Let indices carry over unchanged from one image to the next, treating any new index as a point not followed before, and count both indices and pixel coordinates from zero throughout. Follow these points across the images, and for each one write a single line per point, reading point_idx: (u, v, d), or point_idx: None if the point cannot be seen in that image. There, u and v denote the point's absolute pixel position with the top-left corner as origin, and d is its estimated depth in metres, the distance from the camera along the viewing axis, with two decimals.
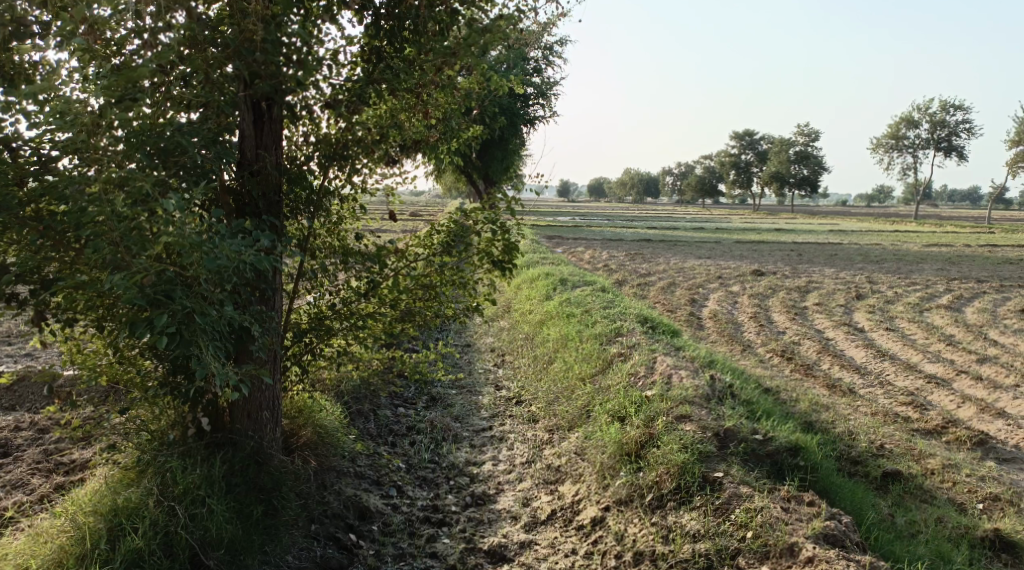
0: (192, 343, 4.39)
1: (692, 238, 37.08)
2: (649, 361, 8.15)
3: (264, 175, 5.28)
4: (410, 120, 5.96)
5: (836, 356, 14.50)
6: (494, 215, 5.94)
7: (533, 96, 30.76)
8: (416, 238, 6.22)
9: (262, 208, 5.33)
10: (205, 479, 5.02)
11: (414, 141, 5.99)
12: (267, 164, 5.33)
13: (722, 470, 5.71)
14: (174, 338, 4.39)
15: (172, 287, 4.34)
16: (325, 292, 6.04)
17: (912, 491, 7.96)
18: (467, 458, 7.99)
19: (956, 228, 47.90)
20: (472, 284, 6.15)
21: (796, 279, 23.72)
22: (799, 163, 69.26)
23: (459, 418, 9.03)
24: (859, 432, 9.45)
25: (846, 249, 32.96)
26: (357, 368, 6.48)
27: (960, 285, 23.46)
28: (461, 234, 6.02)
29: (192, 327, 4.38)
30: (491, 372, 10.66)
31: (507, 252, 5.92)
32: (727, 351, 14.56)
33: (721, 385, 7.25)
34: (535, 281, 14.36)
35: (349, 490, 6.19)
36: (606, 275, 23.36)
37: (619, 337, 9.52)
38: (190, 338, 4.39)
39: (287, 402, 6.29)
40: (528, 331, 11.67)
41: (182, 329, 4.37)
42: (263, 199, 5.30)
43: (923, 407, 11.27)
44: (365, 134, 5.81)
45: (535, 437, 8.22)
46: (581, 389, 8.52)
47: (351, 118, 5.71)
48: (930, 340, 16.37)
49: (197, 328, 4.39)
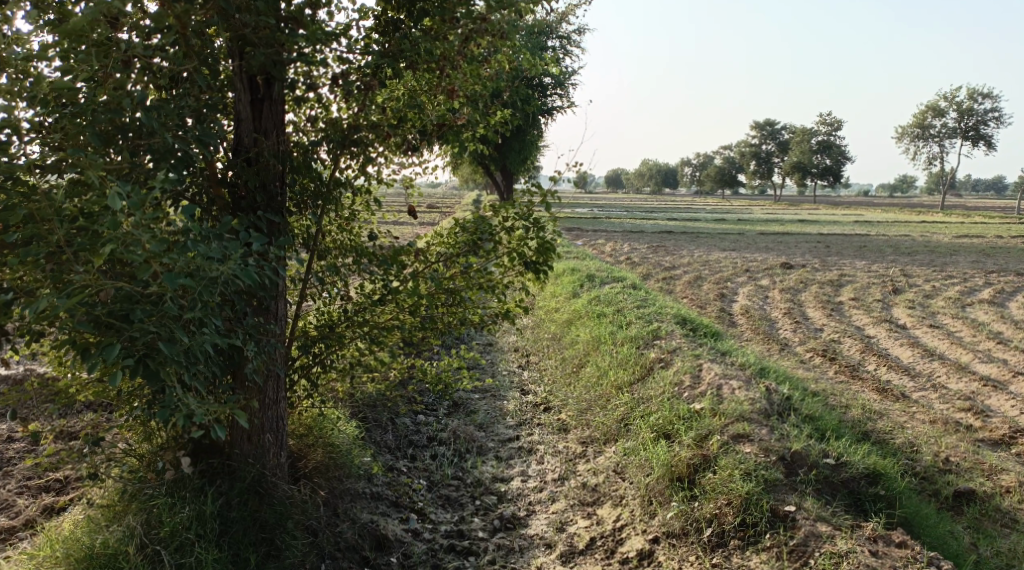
0: (163, 374, 3.72)
1: (715, 229, 36.12)
2: (694, 368, 7.40)
3: (265, 162, 4.50)
4: (432, 103, 5.26)
5: (881, 356, 13.66)
6: (530, 208, 5.19)
7: (551, 85, 30.04)
8: (439, 236, 5.49)
9: (261, 201, 4.54)
10: (195, 519, 4.31)
11: (435, 124, 5.32)
12: (267, 149, 4.56)
13: (794, 504, 4.99)
14: (140, 370, 3.72)
15: (131, 307, 3.67)
16: (336, 298, 5.31)
17: (989, 514, 7.19)
18: (493, 474, 7.26)
19: (985, 219, 46.72)
20: (503, 288, 5.43)
21: (828, 272, 22.80)
22: (822, 153, 67.99)
23: (483, 427, 8.30)
24: (920, 443, 8.67)
25: (876, 240, 31.99)
26: (373, 382, 5.76)
27: (1000, 277, 22.53)
28: (490, 230, 5.29)
29: (159, 356, 3.71)
30: (516, 375, 9.92)
31: (545, 252, 5.19)
32: (762, 350, 13.77)
33: (778, 398, 6.50)
34: (560, 277, 13.59)
35: (364, 517, 5.45)
36: (630, 268, 22.52)
37: (657, 340, 8.76)
38: (158, 368, 3.72)
39: (292, 421, 5.54)
40: (554, 330, 10.94)
41: (146, 357, 3.70)
42: (262, 191, 4.52)
43: (984, 414, 10.46)
44: (380, 118, 5.11)
45: (568, 450, 7.49)
46: (617, 398, 7.77)
47: (364, 99, 5.00)
48: (978, 337, 15.52)
49: (166, 357, 3.70)
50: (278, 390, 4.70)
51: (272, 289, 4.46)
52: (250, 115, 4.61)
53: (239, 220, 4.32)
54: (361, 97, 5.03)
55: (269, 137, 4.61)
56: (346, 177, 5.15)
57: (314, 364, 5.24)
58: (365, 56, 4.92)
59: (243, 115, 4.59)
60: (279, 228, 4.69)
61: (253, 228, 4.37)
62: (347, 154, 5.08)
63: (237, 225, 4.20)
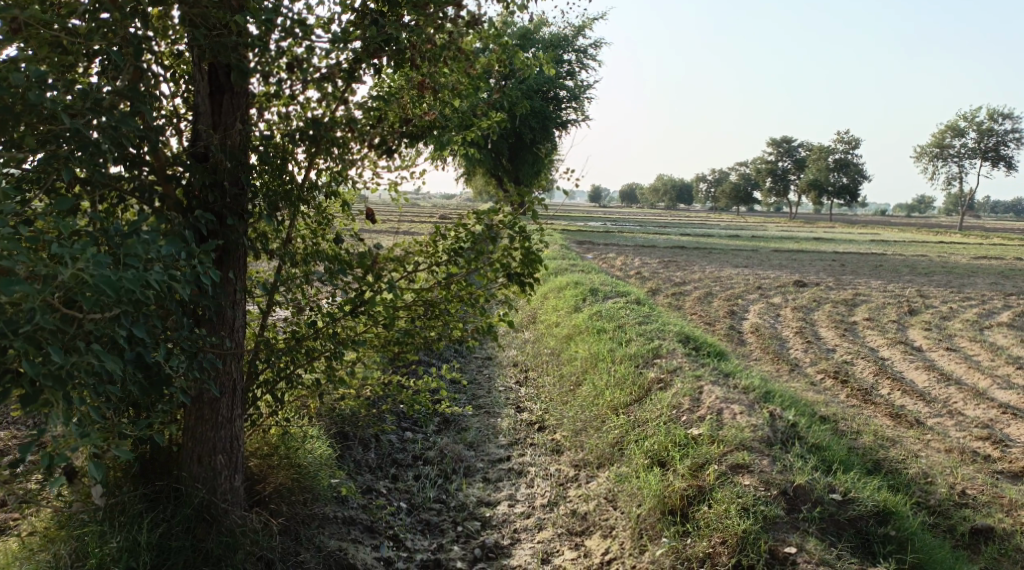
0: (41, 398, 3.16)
1: (729, 245, 35.65)
2: (695, 390, 6.95)
3: (214, 158, 4.06)
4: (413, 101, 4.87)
5: (895, 379, 13.16)
6: (514, 216, 4.79)
7: (565, 98, 29.84)
8: (418, 243, 5.08)
9: (214, 202, 4.09)
10: (126, 551, 3.93)
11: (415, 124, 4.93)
12: (219, 144, 4.12)
13: (795, 545, 4.57)
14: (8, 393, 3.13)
15: None
16: (304, 307, 4.90)
17: (1008, 554, 6.73)
18: (478, 498, 6.84)
19: (1003, 241, 45.99)
20: (485, 301, 5.04)
21: (842, 292, 22.28)
22: (839, 171, 67.43)
23: (473, 446, 7.89)
24: (934, 474, 8.20)
25: (893, 260, 31.44)
26: (345, 399, 5.35)
27: (1018, 300, 21.95)
28: (471, 239, 4.89)
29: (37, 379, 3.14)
30: (512, 391, 9.50)
31: (529, 265, 4.78)
32: (771, 371, 13.32)
33: (782, 425, 6.06)
34: (563, 290, 13.18)
35: (332, 544, 5.02)
36: (640, 283, 22.08)
37: (657, 359, 8.32)
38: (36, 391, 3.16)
39: (255, 440, 5.12)
40: (554, 345, 10.53)
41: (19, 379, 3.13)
42: (213, 190, 4.07)
43: (1003, 444, 9.95)
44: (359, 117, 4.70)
45: (560, 474, 7.07)
46: (613, 420, 7.34)
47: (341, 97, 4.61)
48: (996, 361, 15.00)
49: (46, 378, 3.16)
50: (235, 407, 4.27)
51: (222, 301, 4.03)
52: (210, 109, 4.24)
53: (181, 221, 3.91)
54: (337, 94, 4.65)
55: (225, 132, 4.19)
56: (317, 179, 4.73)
57: (276, 380, 4.82)
58: (343, 51, 4.52)
59: (201, 108, 4.23)
60: (236, 231, 4.21)
61: (199, 232, 3.92)
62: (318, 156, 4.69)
63: (175, 227, 3.78)
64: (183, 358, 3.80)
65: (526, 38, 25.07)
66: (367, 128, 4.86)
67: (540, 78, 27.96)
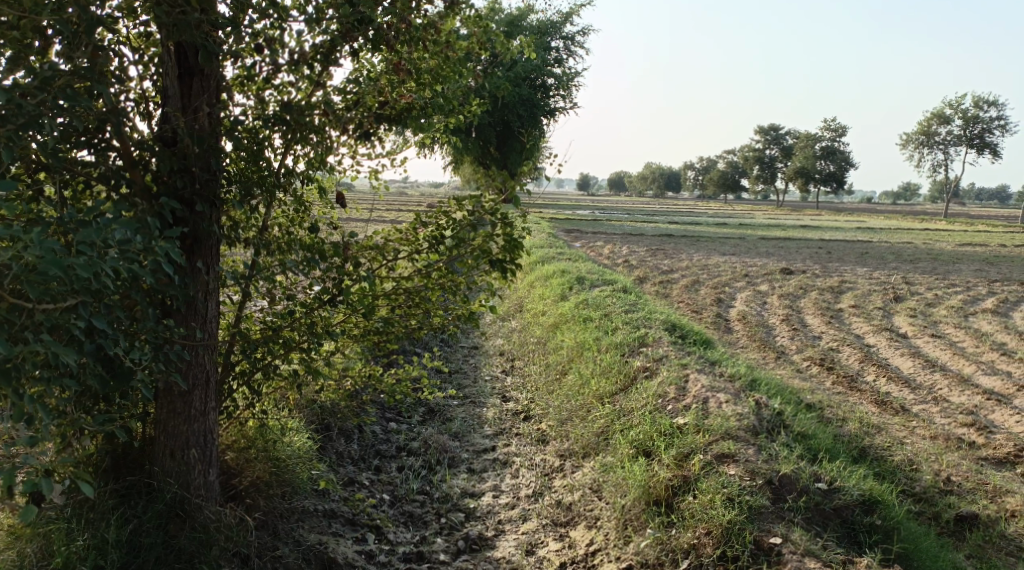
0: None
1: (716, 233, 35.64)
2: (681, 379, 6.89)
3: (181, 142, 3.95)
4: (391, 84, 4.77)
5: (881, 366, 13.17)
6: (495, 202, 4.70)
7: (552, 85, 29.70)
8: (397, 231, 4.98)
9: (181, 187, 3.99)
10: (93, 549, 3.84)
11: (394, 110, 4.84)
12: (187, 128, 4.02)
13: (780, 535, 4.52)
14: None
15: None
16: (282, 297, 4.80)
17: (993, 541, 6.72)
18: (462, 489, 6.77)
19: (987, 228, 46.22)
20: (466, 288, 4.95)
21: (828, 279, 22.30)
22: (826, 159, 67.54)
23: (458, 436, 7.82)
24: (920, 461, 8.19)
25: (879, 247, 31.51)
26: (324, 390, 5.26)
27: (1003, 286, 22.03)
28: (451, 226, 4.80)
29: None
30: (497, 381, 9.43)
31: (511, 251, 4.70)
32: (758, 359, 13.30)
33: (768, 414, 6.01)
34: (549, 279, 13.11)
35: (312, 538, 4.94)
36: (627, 272, 22.03)
37: (643, 348, 8.26)
38: None
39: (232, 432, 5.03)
40: (540, 334, 10.46)
41: None
42: (181, 175, 3.96)
43: (988, 430, 9.96)
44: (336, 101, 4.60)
45: (545, 464, 7.02)
46: (598, 410, 7.28)
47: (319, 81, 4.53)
48: (981, 348, 15.04)
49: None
50: (209, 400, 4.18)
51: (191, 290, 3.93)
52: (179, 92, 4.15)
53: (146, 207, 3.81)
54: (313, 78, 4.55)
55: (194, 115, 4.09)
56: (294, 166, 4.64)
57: (253, 370, 4.73)
58: (319, 34, 4.42)
59: (170, 91, 4.15)
60: (207, 218, 4.11)
61: (165, 218, 3.81)
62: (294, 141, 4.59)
63: (138, 214, 3.68)
64: (148, 350, 3.69)
65: (513, 25, 24.90)
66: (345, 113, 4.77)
67: (527, 65, 27.81)
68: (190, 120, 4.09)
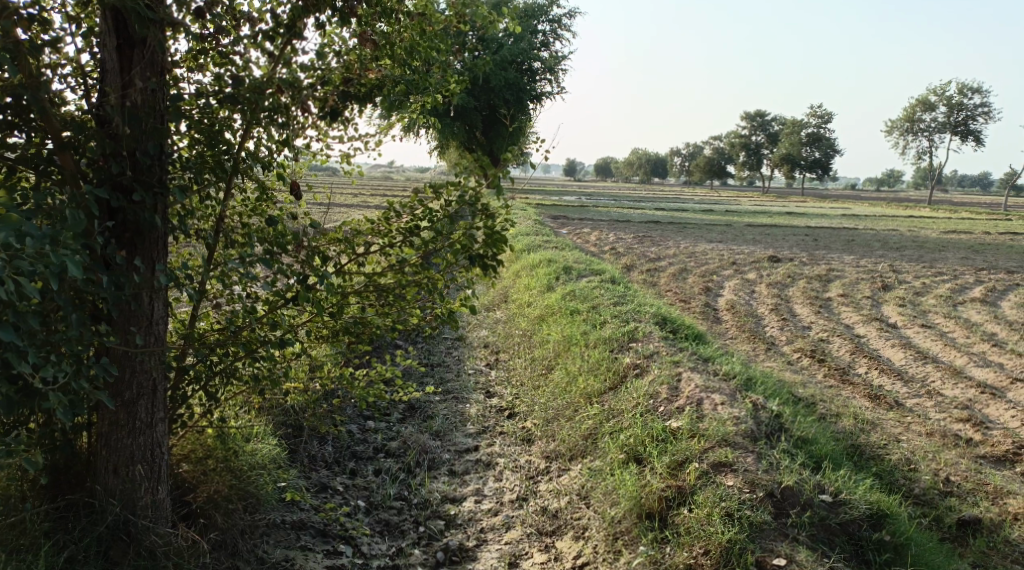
0: None
1: (701, 220, 35.34)
2: (673, 377, 6.54)
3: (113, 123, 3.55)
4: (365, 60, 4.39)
5: (872, 358, 12.90)
6: (476, 191, 4.31)
7: (541, 70, 29.75)
8: (369, 221, 4.60)
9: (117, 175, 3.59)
10: None
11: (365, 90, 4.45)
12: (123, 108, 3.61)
13: (785, 556, 4.22)
14: None
15: None
16: (240, 292, 4.42)
17: (997, 547, 6.43)
18: (443, 493, 6.40)
19: (970, 215, 46.21)
20: (445, 285, 4.58)
21: (816, 267, 22.03)
22: (812, 146, 67.33)
23: (439, 435, 7.45)
24: (917, 460, 7.91)
25: (865, 234, 31.28)
26: (290, 394, 4.88)
27: (990, 274, 21.84)
28: (428, 217, 4.42)
29: None
30: (481, 375, 9.06)
31: (494, 246, 4.32)
32: (748, 351, 12.99)
33: (766, 417, 5.69)
34: (535, 268, 12.72)
35: (277, 554, 4.63)
36: (614, 260, 21.67)
37: (633, 343, 7.90)
38: None
39: (187, 441, 4.66)
40: (525, 326, 10.10)
41: None
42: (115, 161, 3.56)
43: (984, 426, 9.70)
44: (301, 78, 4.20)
45: (530, 466, 6.67)
46: (586, 410, 6.93)
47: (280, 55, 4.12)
48: (972, 338, 14.81)
49: None
50: (156, 410, 3.85)
51: (127, 293, 3.57)
52: (118, 66, 3.73)
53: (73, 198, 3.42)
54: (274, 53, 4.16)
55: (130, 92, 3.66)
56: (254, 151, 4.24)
57: (209, 373, 4.35)
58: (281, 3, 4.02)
59: (108, 65, 3.72)
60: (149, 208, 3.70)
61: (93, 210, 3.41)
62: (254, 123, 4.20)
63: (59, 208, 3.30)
64: (68, 366, 3.34)
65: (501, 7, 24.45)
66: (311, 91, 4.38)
67: (514, 49, 27.33)
68: (126, 98, 3.67)
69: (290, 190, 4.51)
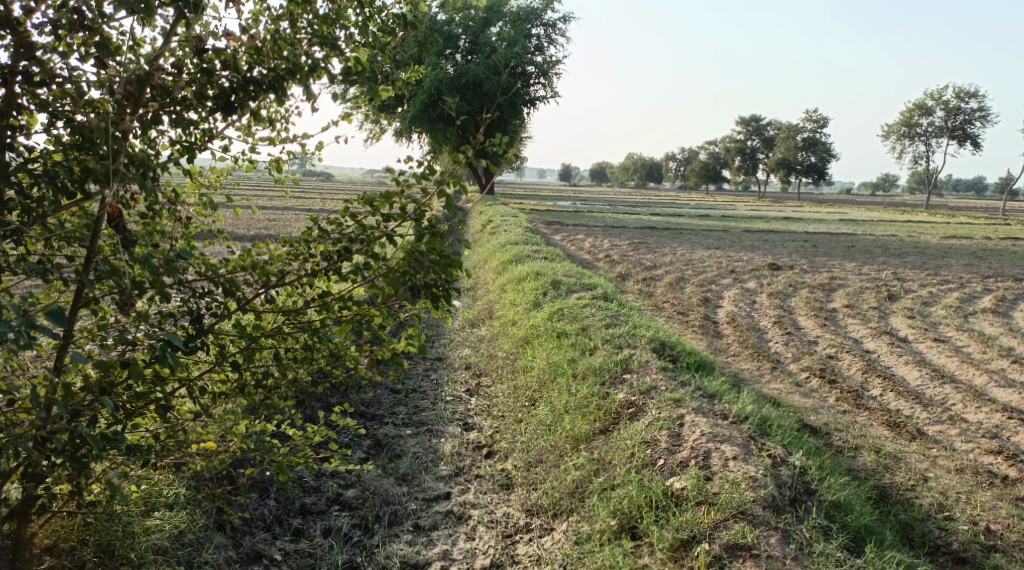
0: None
1: (697, 226, 34.27)
2: (675, 421, 5.52)
3: None
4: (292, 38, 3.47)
5: (886, 377, 11.91)
6: (422, 204, 3.46)
7: (534, 74, 29.19)
8: (283, 243, 3.63)
9: None
10: None
11: (272, 65, 3.47)
12: None
13: None
14: None
15: None
16: (111, 335, 3.36)
17: None
18: (402, 557, 5.28)
19: (967, 220, 45.35)
20: (386, 322, 3.65)
21: (818, 275, 21.03)
22: (808, 150, 66.44)
23: (405, 479, 6.27)
24: (951, 505, 6.92)
25: (865, 240, 30.33)
26: (192, 464, 3.92)
27: (996, 282, 20.89)
28: (362, 237, 3.50)
29: None
30: (460, 403, 7.98)
31: (443, 269, 3.47)
32: (752, 371, 12.01)
33: (788, 476, 4.75)
34: (521, 282, 11.70)
35: None
36: (608, 268, 20.64)
37: (627, 375, 6.90)
38: None
39: (53, 531, 4.03)
40: (508, 348, 9.08)
41: None
42: None
43: (1018, 460, 8.72)
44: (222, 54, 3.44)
45: (507, 522, 5.60)
46: (572, 457, 5.94)
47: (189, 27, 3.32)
48: (988, 353, 13.84)
49: None
50: None
51: None
52: None
53: None
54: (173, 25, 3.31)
55: None
56: (146, 139, 3.45)
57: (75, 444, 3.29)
58: None
59: None
60: None
61: None
62: (145, 101, 3.39)
63: None
64: None
65: None
66: (232, 76, 3.48)
67: (507, 51, 26.45)
68: None
69: (105, 219, 3.25)
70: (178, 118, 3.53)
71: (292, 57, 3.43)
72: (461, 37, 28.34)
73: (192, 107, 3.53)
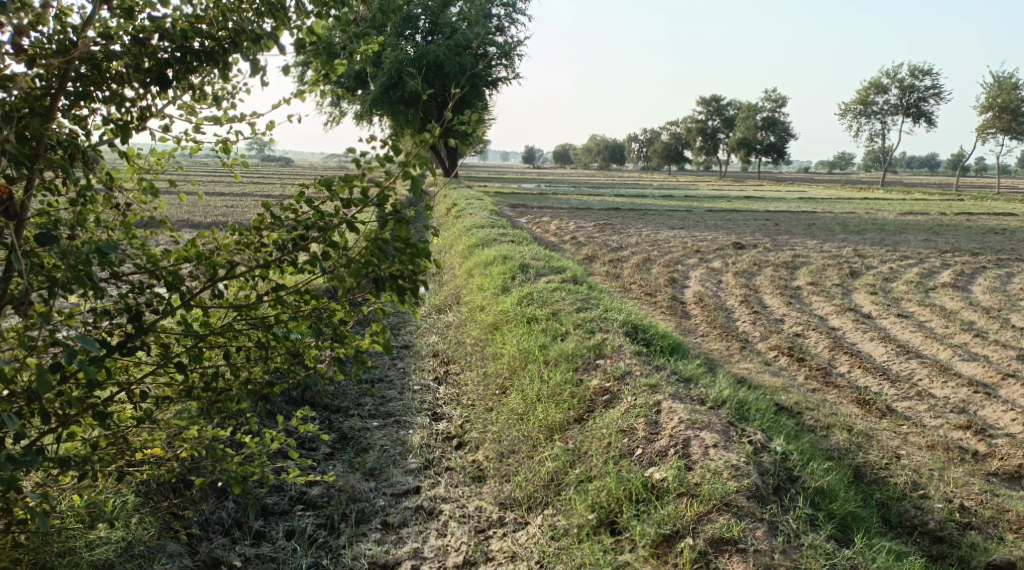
0: None
1: (660, 206, 34.17)
2: (652, 408, 5.35)
3: None
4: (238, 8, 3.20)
5: (853, 354, 11.88)
6: (385, 188, 3.22)
7: (495, 56, 28.85)
8: (234, 231, 3.37)
9: None
10: None
11: (214, 36, 3.22)
12: None
13: None
14: None
15: None
16: (42, 334, 3.08)
17: None
18: (371, 558, 5.05)
19: (923, 195, 45.81)
20: (348, 316, 3.41)
21: (781, 253, 21.04)
22: (767, 129, 66.80)
23: (372, 473, 6.03)
24: (925, 483, 6.85)
25: (825, 218, 30.45)
26: (139, 471, 3.64)
27: (954, 257, 21.05)
28: (320, 224, 3.25)
29: None
30: (428, 392, 7.74)
31: (408, 259, 3.23)
32: (722, 351, 11.91)
33: (770, 463, 4.65)
34: (489, 266, 11.46)
35: None
36: (575, 250, 20.45)
37: (600, 361, 6.73)
38: None
39: None
40: (476, 334, 8.84)
41: None
42: None
43: (987, 434, 8.71)
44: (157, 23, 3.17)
45: (479, 516, 5.40)
46: (547, 448, 5.76)
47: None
48: (951, 327, 13.90)
49: None
50: None
51: None
52: None
53: None
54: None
55: None
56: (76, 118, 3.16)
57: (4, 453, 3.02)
58: None
59: None
60: None
61: None
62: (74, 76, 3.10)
63: None
64: None
65: None
66: (169, 49, 3.22)
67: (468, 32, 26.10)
68: None
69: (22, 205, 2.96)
70: (112, 95, 3.24)
71: (237, 26, 3.18)
72: (421, 19, 27.91)
73: (126, 84, 3.24)
